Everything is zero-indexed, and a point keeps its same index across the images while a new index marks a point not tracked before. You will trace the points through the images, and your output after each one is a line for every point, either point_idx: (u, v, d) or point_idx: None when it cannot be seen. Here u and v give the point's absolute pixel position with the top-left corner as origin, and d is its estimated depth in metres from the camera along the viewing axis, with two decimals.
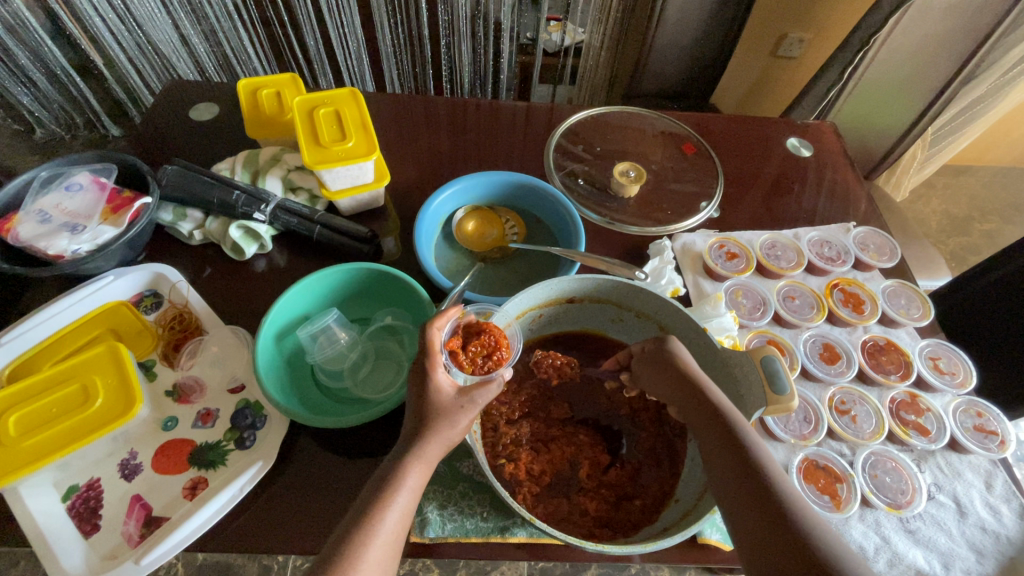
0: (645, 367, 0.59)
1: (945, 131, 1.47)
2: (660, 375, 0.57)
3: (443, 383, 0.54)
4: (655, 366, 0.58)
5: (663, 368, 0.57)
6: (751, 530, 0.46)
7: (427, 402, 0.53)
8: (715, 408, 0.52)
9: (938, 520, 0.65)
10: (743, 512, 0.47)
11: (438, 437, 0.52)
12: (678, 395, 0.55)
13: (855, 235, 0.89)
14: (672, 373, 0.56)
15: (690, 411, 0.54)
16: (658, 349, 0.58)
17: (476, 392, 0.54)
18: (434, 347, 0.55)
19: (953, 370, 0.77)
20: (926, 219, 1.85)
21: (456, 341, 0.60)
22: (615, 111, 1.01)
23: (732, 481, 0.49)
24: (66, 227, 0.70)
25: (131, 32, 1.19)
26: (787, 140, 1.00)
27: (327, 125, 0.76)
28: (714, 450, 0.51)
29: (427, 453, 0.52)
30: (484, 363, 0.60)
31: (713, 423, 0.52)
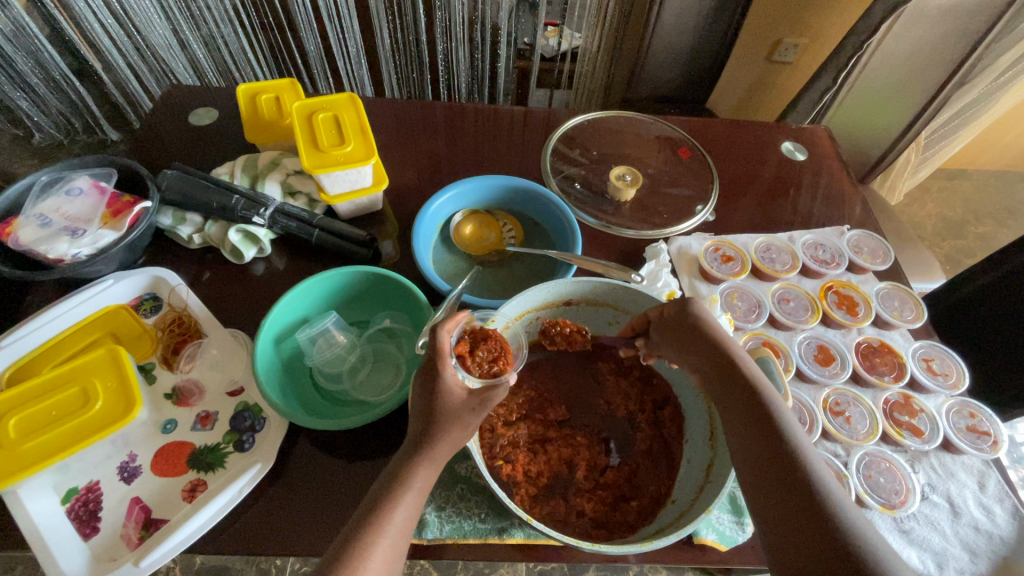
0: (664, 333, 0.60)
1: (938, 134, 1.48)
2: (682, 342, 0.58)
3: (453, 385, 0.54)
4: (676, 332, 0.59)
5: (684, 335, 0.58)
6: (771, 490, 0.48)
7: (437, 404, 0.53)
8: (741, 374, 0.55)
9: (931, 521, 0.66)
10: (764, 473, 0.49)
11: (449, 439, 0.53)
12: (703, 362, 0.57)
13: (849, 238, 0.90)
14: (698, 340, 0.57)
15: (714, 378, 0.56)
16: (683, 314, 0.58)
17: (487, 395, 0.55)
18: (443, 349, 0.56)
19: (947, 371, 0.78)
20: (921, 222, 1.87)
21: (464, 345, 0.60)
22: (611, 115, 1.02)
23: (753, 445, 0.51)
24: (67, 232, 0.70)
25: (130, 37, 1.20)
26: (782, 145, 1.01)
27: (327, 129, 0.77)
28: (737, 414, 0.53)
29: (438, 455, 0.53)
30: (492, 367, 0.60)
31: (739, 388, 0.54)
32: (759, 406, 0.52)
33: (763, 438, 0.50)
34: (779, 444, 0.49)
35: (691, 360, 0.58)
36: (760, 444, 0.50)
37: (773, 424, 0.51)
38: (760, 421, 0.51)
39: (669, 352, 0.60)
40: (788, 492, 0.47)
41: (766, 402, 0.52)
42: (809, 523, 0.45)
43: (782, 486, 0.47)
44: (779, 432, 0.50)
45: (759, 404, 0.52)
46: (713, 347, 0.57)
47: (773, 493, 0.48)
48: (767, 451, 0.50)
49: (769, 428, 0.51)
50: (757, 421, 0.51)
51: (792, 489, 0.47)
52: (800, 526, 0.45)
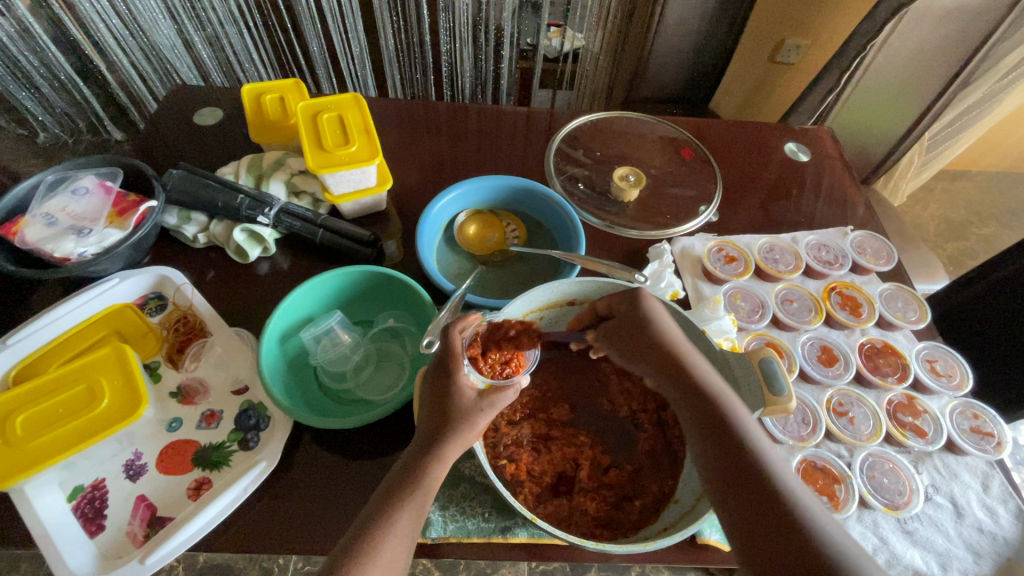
0: (620, 333, 0.60)
1: (941, 136, 1.48)
2: (634, 340, 0.58)
3: (466, 386, 0.55)
4: (629, 332, 0.59)
5: (635, 333, 0.58)
6: (732, 490, 0.48)
7: (449, 403, 0.54)
8: (692, 372, 0.54)
9: (935, 521, 0.66)
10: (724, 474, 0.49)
11: (459, 439, 0.53)
12: (655, 364, 0.57)
13: (852, 238, 0.90)
14: (650, 340, 0.57)
15: (667, 377, 0.56)
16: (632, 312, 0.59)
17: (497, 398, 0.56)
18: (457, 350, 0.56)
19: (951, 372, 0.78)
20: (924, 223, 1.86)
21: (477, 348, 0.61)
22: (614, 116, 1.02)
23: (711, 447, 0.50)
24: (73, 231, 0.71)
25: (135, 37, 1.20)
26: (785, 145, 1.01)
27: (331, 129, 0.77)
28: (693, 414, 0.53)
29: (447, 455, 0.53)
30: (504, 368, 0.61)
31: (691, 387, 0.53)
32: (713, 405, 0.52)
33: (718, 439, 0.50)
34: (735, 443, 0.49)
35: (645, 359, 0.58)
36: (717, 444, 0.50)
37: (726, 424, 0.50)
38: (714, 421, 0.51)
39: (624, 351, 0.60)
40: (748, 492, 0.47)
41: (719, 400, 0.52)
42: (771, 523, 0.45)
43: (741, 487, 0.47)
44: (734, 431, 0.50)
45: (711, 403, 0.52)
46: (664, 345, 0.56)
47: (733, 495, 0.48)
48: (725, 452, 0.49)
49: (723, 427, 0.50)
50: (710, 421, 0.51)
51: (750, 489, 0.47)
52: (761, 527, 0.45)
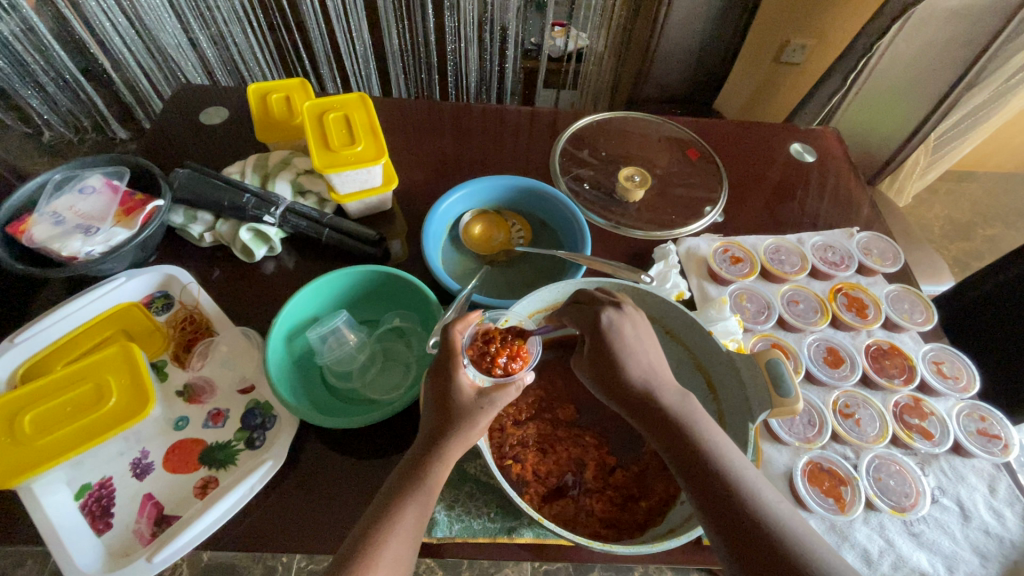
0: (591, 362, 0.58)
1: (948, 137, 1.47)
2: (607, 370, 0.56)
3: (465, 384, 0.55)
4: (600, 362, 0.57)
5: (605, 362, 0.56)
6: (722, 527, 0.47)
7: (450, 401, 0.54)
8: (665, 408, 0.53)
9: (942, 524, 0.66)
10: (711, 510, 0.48)
11: (460, 438, 0.53)
12: (628, 399, 0.55)
13: (858, 240, 0.89)
14: (623, 372, 0.55)
15: (642, 412, 0.54)
16: (603, 337, 0.56)
17: (496, 395, 0.54)
18: (456, 348, 0.56)
19: (957, 374, 0.78)
20: (929, 225, 1.86)
21: (478, 348, 0.60)
22: (620, 116, 1.02)
23: (694, 483, 0.49)
24: (80, 229, 0.71)
25: (140, 36, 1.20)
26: (791, 146, 1.01)
27: (337, 129, 0.77)
28: (671, 450, 0.51)
29: (449, 454, 0.53)
30: (505, 367, 0.60)
31: (667, 423, 0.52)
32: (689, 439, 0.51)
33: (701, 474, 0.49)
34: (718, 477, 0.48)
35: (616, 393, 0.56)
36: (699, 480, 0.49)
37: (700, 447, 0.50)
38: (694, 455, 0.50)
39: (593, 379, 0.58)
40: (737, 528, 0.46)
41: (695, 432, 0.51)
42: (763, 557, 0.44)
43: (731, 524, 0.46)
44: (715, 464, 0.49)
45: (688, 437, 0.51)
46: (636, 378, 0.55)
47: (723, 533, 0.46)
48: (709, 487, 0.48)
49: (703, 462, 0.49)
50: (690, 455, 0.50)
51: (739, 525, 0.46)
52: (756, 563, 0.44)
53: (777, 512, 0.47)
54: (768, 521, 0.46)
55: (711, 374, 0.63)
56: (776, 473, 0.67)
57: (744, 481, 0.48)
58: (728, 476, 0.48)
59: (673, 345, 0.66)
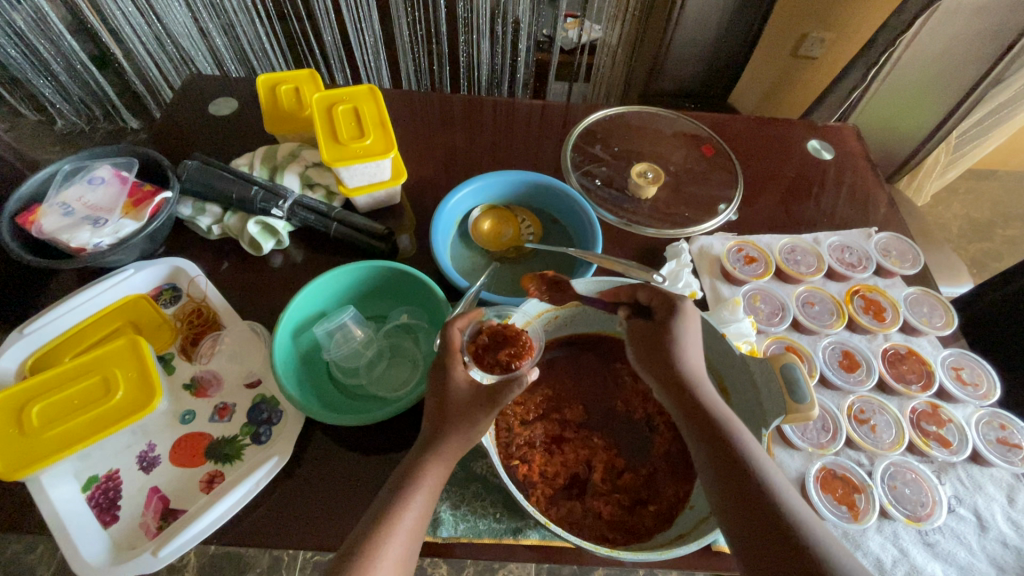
0: (644, 350, 0.60)
1: (970, 134, 1.43)
2: (658, 358, 0.58)
3: (462, 380, 0.54)
4: (653, 351, 0.59)
5: (656, 349, 0.58)
6: (742, 515, 0.47)
7: (448, 399, 0.53)
8: (701, 401, 0.54)
9: (958, 534, 0.64)
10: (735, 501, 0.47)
11: (460, 437, 0.52)
12: (668, 387, 0.56)
13: (876, 240, 0.87)
14: (676, 359, 0.57)
15: (677, 402, 0.55)
16: (665, 325, 0.58)
17: (497, 392, 0.53)
18: (455, 346, 0.56)
19: (977, 381, 0.76)
20: (947, 224, 1.82)
21: (480, 343, 0.61)
22: (633, 110, 1.00)
23: (720, 473, 0.49)
24: (89, 221, 0.71)
25: (149, 25, 1.20)
26: (808, 143, 0.98)
27: (346, 122, 0.76)
28: (700, 441, 0.52)
29: (445, 452, 0.52)
30: (508, 363, 0.60)
31: (698, 415, 0.53)
32: (722, 432, 0.51)
33: (727, 464, 0.49)
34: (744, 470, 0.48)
35: (659, 379, 0.58)
36: (725, 470, 0.49)
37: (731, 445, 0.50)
38: (721, 446, 0.50)
39: (643, 364, 0.60)
40: (758, 520, 0.46)
41: (725, 427, 0.52)
42: (783, 553, 0.44)
43: (752, 515, 0.46)
44: (743, 458, 0.49)
45: (718, 430, 0.51)
46: (684, 369, 0.56)
47: (743, 521, 0.46)
48: (734, 478, 0.48)
49: (730, 455, 0.49)
50: (717, 446, 0.50)
51: (762, 519, 0.46)
52: (774, 557, 0.44)
53: (803, 512, 0.46)
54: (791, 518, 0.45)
55: (723, 377, 0.62)
56: (787, 479, 0.65)
57: (771, 479, 0.48)
58: (754, 472, 0.48)
59: None
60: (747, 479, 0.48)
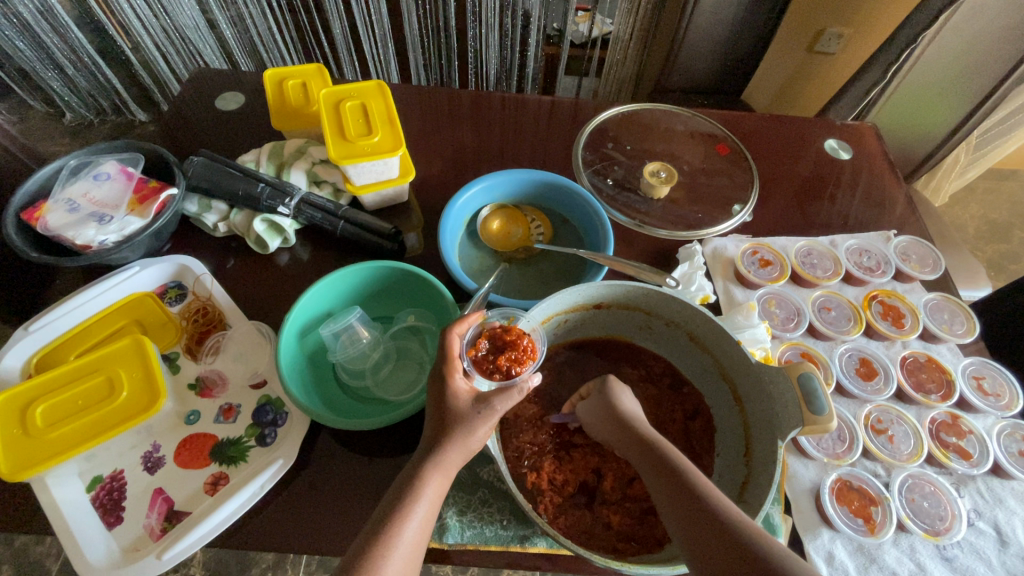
0: (586, 407, 0.61)
1: (992, 134, 1.39)
2: (598, 410, 0.59)
3: (461, 389, 0.53)
4: (596, 404, 0.59)
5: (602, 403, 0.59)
6: (694, 534, 0.46)
7: (445, 408, 0.52)
8: (647, 435, 0.54)
9: (978, 549, 0.62)
10: (689, 528, 0.46)
11: (459, 445, 0.50)
12: (613, 425, 0.57)
13: (896, 243, 0.85)
14: (616, 402, 0.58)
15: (627, 445, 0.56)
16: (600, 386, 0.60)
17: (496, 399, 0.52)
18: (451, 353, 0.54)
19: (999, 391, 0.74)
20: (964, 225, 1.78)
21: (480, 349, 0.59)
22: (645, 108, 0.98)
23: (670, 504, 0.49)
24: (94, 218, 0.70)
25: (158, 18, 1.18)
26: (825, 142, 0.96)
27: (354, 118, 0.75)
28: (650, 476, 0.52)
29: (446, 461, 0.50)
30: (509, 370, 0.58)
31: (646, 449, 0.53)
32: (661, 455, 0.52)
33: (676, 491, 0.49)
34: (697, 495, 0.48)
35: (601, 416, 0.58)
36: (676, 499, 0.49)
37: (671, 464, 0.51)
38: (669, 477, 0.50)
39: (592, 424, 0.60)
40: (707, 532, 0.45)
41: (673, 458, 0.52)
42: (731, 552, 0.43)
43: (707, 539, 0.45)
44: (691, 483, 0.49)
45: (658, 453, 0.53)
46: (625, 405, 0.58)
47: (691, 532, 0.46)
48: (684, 504, 0.48)
49: (671, 473, 0.50)
50: (666, 478, 0.50)
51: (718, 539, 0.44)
52: (724, 558, 0.43)
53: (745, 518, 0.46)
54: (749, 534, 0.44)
55: (738, 384, 0.60)
56: (801, 490, 0.64)
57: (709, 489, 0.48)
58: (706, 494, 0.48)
59: (700, 352, 0.64)
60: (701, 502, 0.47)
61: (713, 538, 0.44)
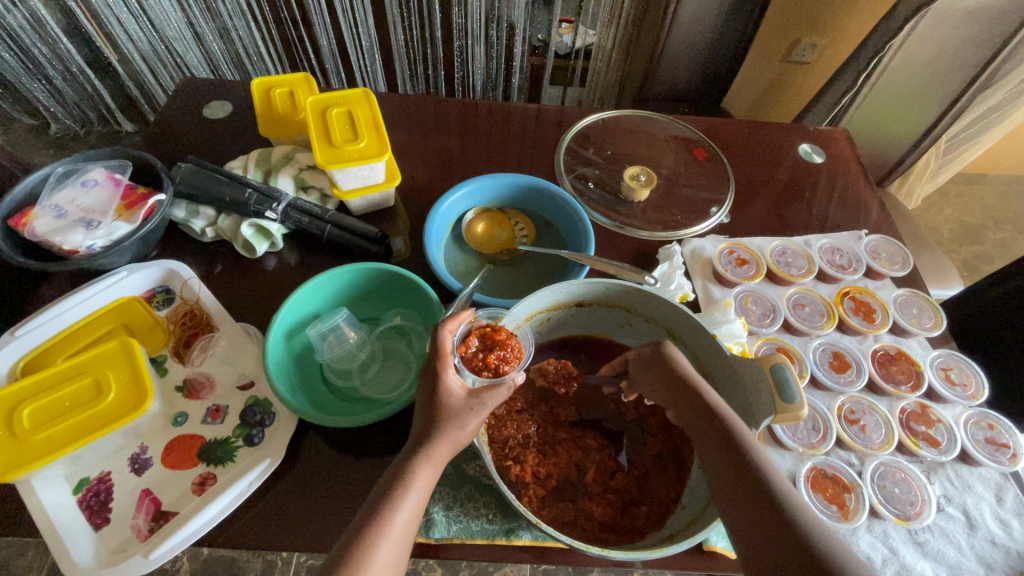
0: (640, 367, 0.61)
1: (960, 138, 1.45)
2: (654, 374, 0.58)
3: (453, 385, 0.54)
4: (652, 367, 0.59)
5: (660, 371, 0.58)
6: (737, 503, 0.48)
7: (433, 401, 0.53)
8: (711, 407, 0.53)
9: (947, 533, 0.64)
10: (731, 499, 0.49)
11: (448, 438, 0.52)
12: (671, 387, 0.56)
13: (867, 242, 0.88)
14: (672, 366, 0.57)
15: (688, 419, 0.55)
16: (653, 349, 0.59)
17: (487, 395, 0.54)
18: (445, 348, 0.55)
19: (966, 381, 0.76)
20: (938, 227, 1.84)
21: (470, 347, 0.60)
22: (626, 115, 1.01)
23: (722, 470, 0.50)
24: (81, 223, 0.70)
25: (144, 30, 1.20)
26: (799, 146, 0.99)
27: (340, 125, 0.77)
28: (704, 445, 0.52)
29: (436, 453, 0.52)
30: (497, 368, 0.59)
31: (708, 422, 0.52)
32: (718, 421, 0.52)
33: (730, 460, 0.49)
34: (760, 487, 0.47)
35: (663, 378, 0.58)
36: (734, 480, 0.49)
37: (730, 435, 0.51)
38: (733, 462, 0.49)
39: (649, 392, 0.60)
40: (750, 502, 0.47)
41: (731, 426, 0.51)
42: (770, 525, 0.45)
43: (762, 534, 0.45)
44: (750, 464, 0.49)
45: (716, 420, 0.52)
46: (684, 368, 0.57)
47: (736, 499, 0.48)
48: (734, 472, 0.49)
49: (726, 439, 0.51)
50: (725, 454, 0.50)
51: (775, 538, 0.45)
52: (763, 529, 0.45)
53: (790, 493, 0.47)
54: (800, 522, 0.45)
55: (715, 379, 0.62)
56: None
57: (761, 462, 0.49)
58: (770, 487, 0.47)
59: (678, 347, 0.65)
60: (765, 496, 0.47)
61: (751, 508, 0.47)
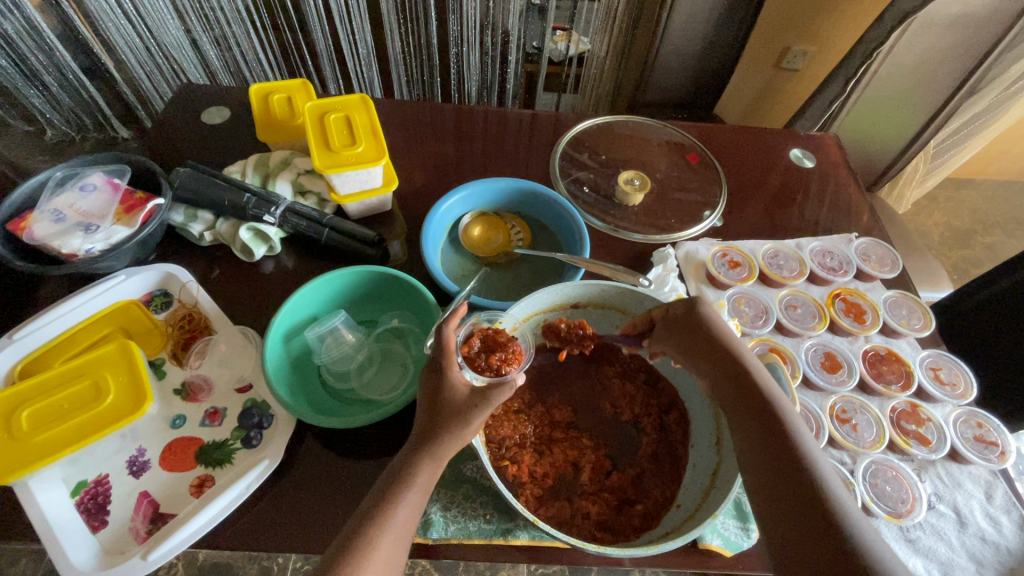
0: (669, 329, 0.62)
1: (948, 144, 1.47)
2: (688, 337, 0.60)
3: (457, 382, 0.54)
4: (686, 330, 0.61)
5: (693, 334, 0.60)
6: (763, 457, 0.51)
7: (434, 400, 0.54)
8: (747, 371, 0.57)
9: (938, 530, 0.66)
10: (757, 454, 0.52)
11: (456, 437, 0.52)
12: (707, 351, 0.59)
13: (857, 245, 0.90)
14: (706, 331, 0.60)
15: (722, 379, 0.58)
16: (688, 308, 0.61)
17: (491, 392, 0.53)
18: (449, 347, 0.56)
19: (954, 381, 0.78)
20: (928, 231, 1.86)
21: (473, 346, 0.61)
22: (620, 120, 1.02)
23: (753, 428, 0.53)
24: (80, 227, 0.71)
25: (141, 37, 1.20)
26: (790, 151, 1.01)
27: (338, 130, 0.78)
28: (736, 403, 0.55)
29: (442, 452, 0.52)
30: (499, 368, 0.60)
31: (743, 384, 0.56)
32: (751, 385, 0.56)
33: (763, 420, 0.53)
34: (788, 446, 0.51)
35: (698, 341, 0.60)
36: (763, 438, 0.52)
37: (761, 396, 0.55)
38: (765, 422, 0.53)
39: (677, 353, 0.62)
40: (776, 458, 0.51)
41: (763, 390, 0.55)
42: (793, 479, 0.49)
43: (789, 491, 0.48)
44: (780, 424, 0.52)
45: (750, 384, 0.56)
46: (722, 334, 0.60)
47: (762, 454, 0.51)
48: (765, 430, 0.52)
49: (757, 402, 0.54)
50: (757, 414, 0.54)
51: (799, 490, 0.48)
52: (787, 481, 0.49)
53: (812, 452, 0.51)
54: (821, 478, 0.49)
55: None
56: None
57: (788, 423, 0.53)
58: (798, 447, 0.51)
59: None
60: (791, 453, 0.50)
61: (775, 462, 0.50)
